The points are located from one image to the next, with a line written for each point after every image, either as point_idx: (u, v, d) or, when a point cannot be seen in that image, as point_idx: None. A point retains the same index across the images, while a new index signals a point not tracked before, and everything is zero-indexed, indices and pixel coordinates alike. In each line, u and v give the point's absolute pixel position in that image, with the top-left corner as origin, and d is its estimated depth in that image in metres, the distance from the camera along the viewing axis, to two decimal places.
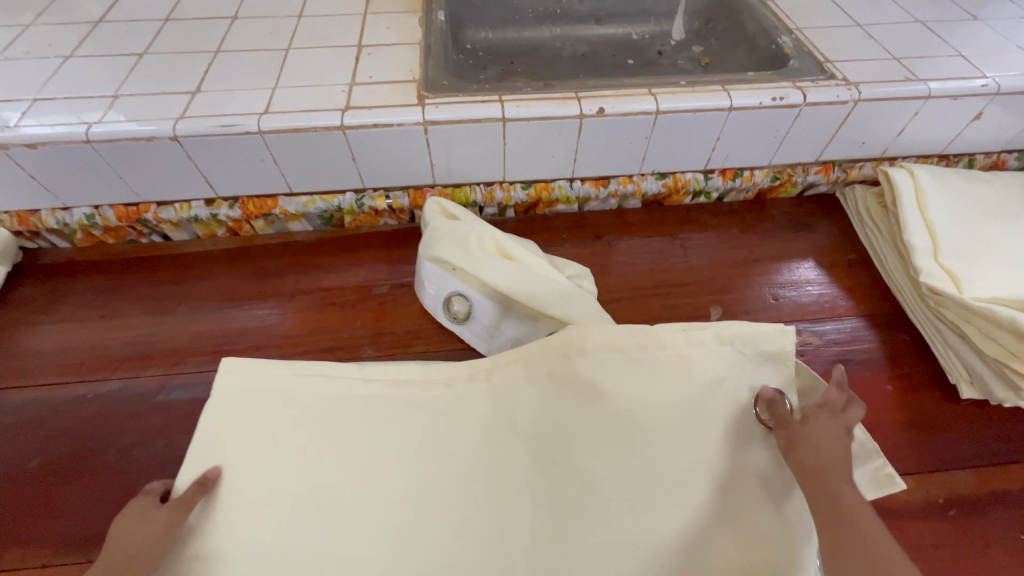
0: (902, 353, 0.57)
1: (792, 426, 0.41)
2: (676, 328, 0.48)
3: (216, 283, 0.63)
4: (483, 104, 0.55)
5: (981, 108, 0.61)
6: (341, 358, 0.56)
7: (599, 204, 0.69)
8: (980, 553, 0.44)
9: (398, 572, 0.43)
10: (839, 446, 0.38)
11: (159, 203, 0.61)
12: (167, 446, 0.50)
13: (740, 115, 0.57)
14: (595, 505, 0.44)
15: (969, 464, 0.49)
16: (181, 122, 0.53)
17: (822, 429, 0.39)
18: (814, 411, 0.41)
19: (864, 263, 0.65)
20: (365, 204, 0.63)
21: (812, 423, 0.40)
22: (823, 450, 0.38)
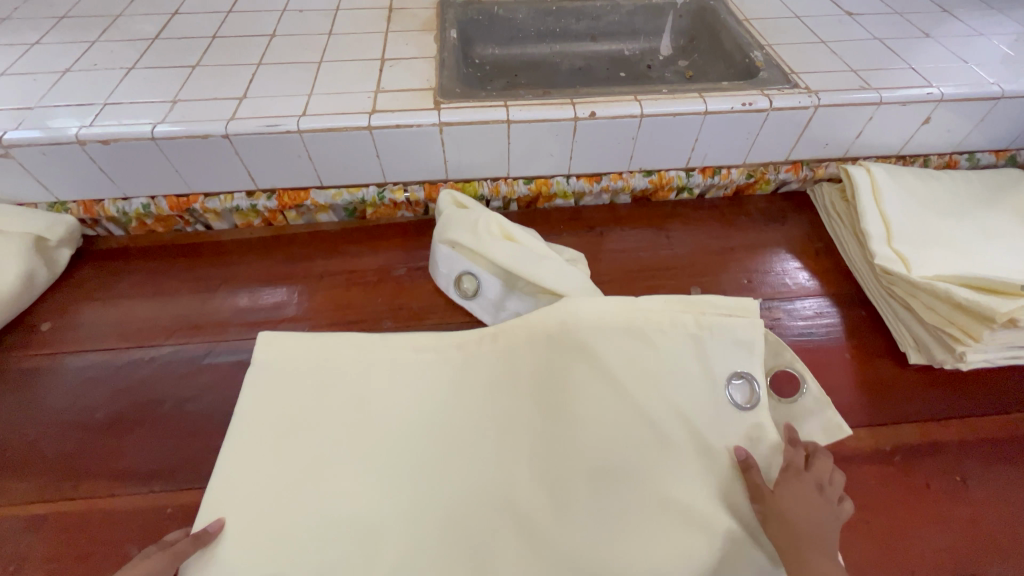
0: (859, 326, 0.64)
1: (764, 496, 0.45)
2: (657, 298, 0.55)
3: (253, 266, 0.71)
4: (491, 108, 0.64)
5: (928, 114, 0.69)
6: (364, 329, 0.64)
7: (593, 199, 0.77)
8: (921, 490, 0.51)
9: (412, 502, 0.48)
10: (813, 512, 0.43)
11: (206, 194, 0.69)
12: (214, 401, 0.58)
13: (715, 118, 0.66)
14: (589, 454, 0.49)
15: (914, 419, 0.56)
16: (232, 123, 0.62)
17: (793, 500, 0.44)
18: (783, 476, 0.46)
19: (829, 251, 0.72)
20: (386, 197, 0.71)
21: (786, 492, 0.44)
22: (800, 521, 0.43)
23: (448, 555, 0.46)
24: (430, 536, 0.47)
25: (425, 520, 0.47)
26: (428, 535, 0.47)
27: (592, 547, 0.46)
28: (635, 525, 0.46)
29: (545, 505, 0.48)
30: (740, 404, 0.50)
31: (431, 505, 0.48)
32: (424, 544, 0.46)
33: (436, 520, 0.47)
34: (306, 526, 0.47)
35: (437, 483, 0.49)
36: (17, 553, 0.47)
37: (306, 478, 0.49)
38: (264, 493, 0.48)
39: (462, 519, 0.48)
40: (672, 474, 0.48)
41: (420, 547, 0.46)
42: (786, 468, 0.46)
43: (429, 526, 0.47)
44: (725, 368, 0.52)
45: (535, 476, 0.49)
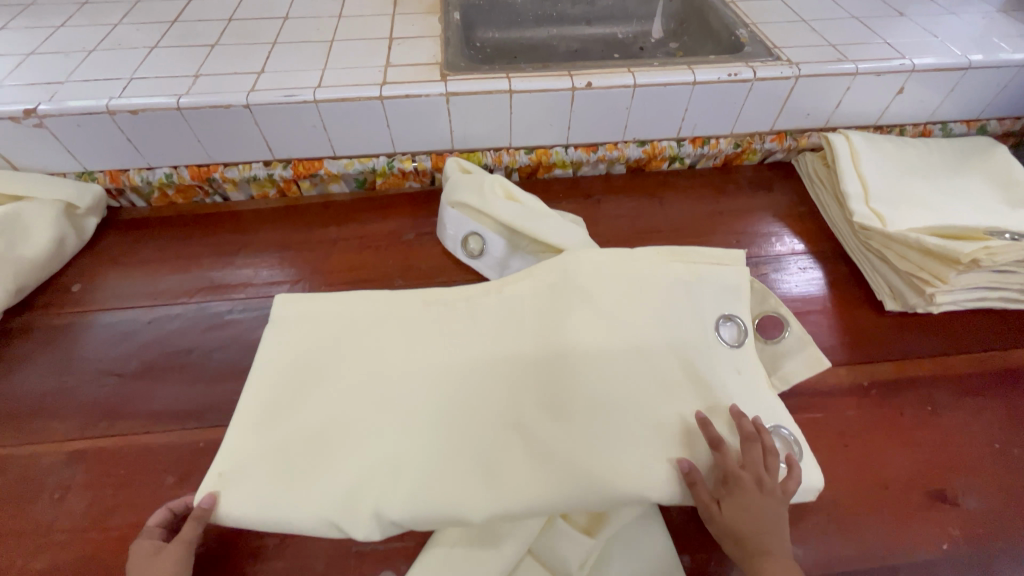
0: (839, 280, 0.69)
1: (713, 516, 0.46)
2: (652, 250, 0.60)
3: (270, 233, 0.75)
4: (494, 80, 0.68)
5: (902, 84, 0.74)
6: (378, 287, 0.68)
7: (590, 168, 0.81)
8: (896, 418, 0.55)
9: (422, 429, 0.51)
10: (760, 520, 0.45)
11: (225, 164, 0.73)
12: (239, 351, 0.62)
13: (703, 88, 0.70)
14: (591, 387, 0.52)
15: (889, 358, 0.60)
16: (252, 94, 0.66)
17: (740, 517, 0.45)
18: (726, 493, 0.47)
19: (812, 215, 0.77)
20: (395, 167, 0.76)
21: (732, 510, 0.46)
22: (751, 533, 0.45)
23: (462, 478, 0.48)
24: (442, 463, 0.49)
25: (437, 449, 0.50)
26: (441, 462, 0.49)
27: (597, 467, 0.48)
28: (635, 445, 0.49)
29: (545, 427, 0.51)
30: (728, 343, 0.55)
31: (443, 435, 0.51)
32: (438, 469, 0.49)
33: (448, 449, 0.50)
34: (326, 458, 0.50)
35: (448, 416, 0.52)
36: (62, 482, 0.51)
37: (326, 416, 0.52)
38: (287, 430, 0.52)
39: (472, 447, 0.50)
40: (669, 404, 0.52)
41: (433, 472, 0.49)
42: (729, 483, 0.46)
43: (442, 454, 0.50)
44: (715, 309, 0.57)
45: (541, 407, 0.52)
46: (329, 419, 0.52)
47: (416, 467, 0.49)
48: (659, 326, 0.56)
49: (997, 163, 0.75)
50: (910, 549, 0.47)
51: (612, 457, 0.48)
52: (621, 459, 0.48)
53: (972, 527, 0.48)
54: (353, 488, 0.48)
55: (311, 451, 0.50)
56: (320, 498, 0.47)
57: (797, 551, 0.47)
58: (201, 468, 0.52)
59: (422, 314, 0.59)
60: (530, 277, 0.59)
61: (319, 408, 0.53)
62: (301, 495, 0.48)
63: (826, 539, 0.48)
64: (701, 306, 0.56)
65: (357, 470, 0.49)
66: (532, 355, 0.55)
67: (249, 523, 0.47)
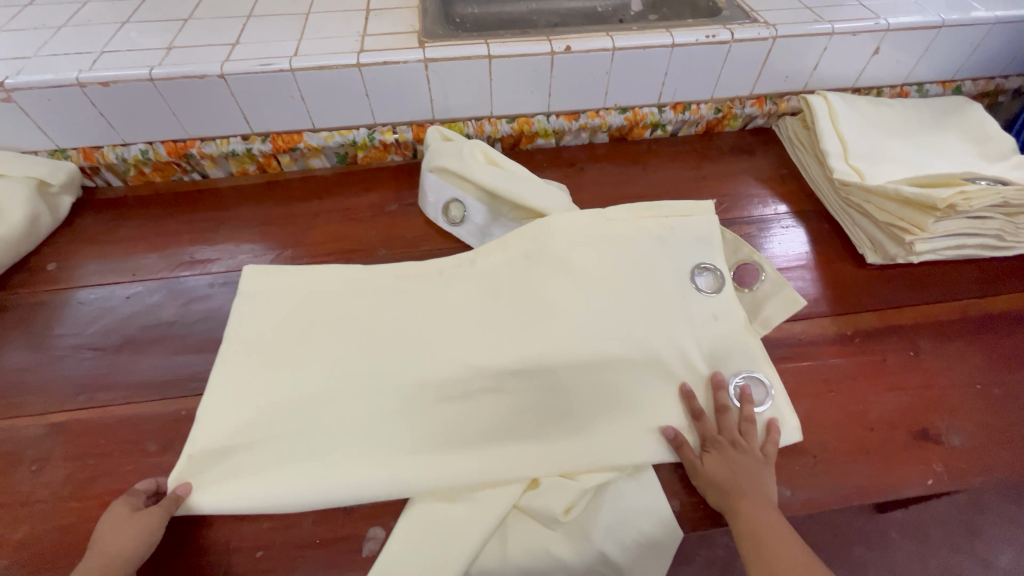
0: (821, 237, 0.69)
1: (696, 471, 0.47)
2: (629, 210, 0.61)
3: (251, 209, 0.74)
4: (472, 46, 0.68)
5: (877, 44, 0.75)
6: (362, 258, 0.68)
7: (573, 138, 0.81)
8: (879, 363, 0.56)
9: (404, 392, 0.52)
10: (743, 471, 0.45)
11: (202, 139, 0.72)
12: (221, 323, 0.61)
13: (683, 50, 0.70)
14: (574, 352, 0.53)
15: (872, 308, 0.61)
16: (226, 64, 0.65)
17: (723, 468, 0.46)
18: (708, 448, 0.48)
19: (793, 177, 0.78)
20: (376, 138, 0.75)
21: (714, 463, 0.46)
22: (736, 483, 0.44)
23: (451, 447, 0.49)
24: (431, 435, 0.50)
25: (425, 422, 0.50)
26: (430, 434, 0.50)
27: (579, 427, 0.50)
28: (614, 403, 0.51)
29: (526, 387, 0.52)
30: (707, 290, 0.57)
31: (431, 406, 0.51)
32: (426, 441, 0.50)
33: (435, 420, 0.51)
34: (313, 433, 0.50)
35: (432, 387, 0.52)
36: (41, 454, 0.50)
37: (309, 388, 0.52)
38: (269, 404, 0.51)
39: (460, 419, 0.51)
40: (650, 368, 0.53)
41: (424, 443, 0.49)
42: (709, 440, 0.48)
43: (431, 425, 0.50)
44: (690, 259, 0.59)
45: (523, 372, 0.52)
46: (312, 391, 0.52)
47: (406, 437, 0.50)
48: (636, 287, 0.57)
49: (972, 120, 0.76)
50: (896, 485, 0.48)
51: (596, 423, 0.50)
52: (602, 419, 0.50)
53: (956, 463, 0.49)
54: (345, 459, 0.48)
55: (296, 424, 0.50)
56: (310, 471, 0.48)
57: (786, 490, 0.47)
58: (184, 435, 0.52)
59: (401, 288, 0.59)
60: (509, 248, 0.60)
61: (302, 381, 0.52)
62: (290, 468, 0.48)
63: (813, 479, 0.48)
64: (677, 272, 0.58)
65: (346, 443, 0.49)
66: (514, 324, 0.55)
67: (233, 488, 0.47)
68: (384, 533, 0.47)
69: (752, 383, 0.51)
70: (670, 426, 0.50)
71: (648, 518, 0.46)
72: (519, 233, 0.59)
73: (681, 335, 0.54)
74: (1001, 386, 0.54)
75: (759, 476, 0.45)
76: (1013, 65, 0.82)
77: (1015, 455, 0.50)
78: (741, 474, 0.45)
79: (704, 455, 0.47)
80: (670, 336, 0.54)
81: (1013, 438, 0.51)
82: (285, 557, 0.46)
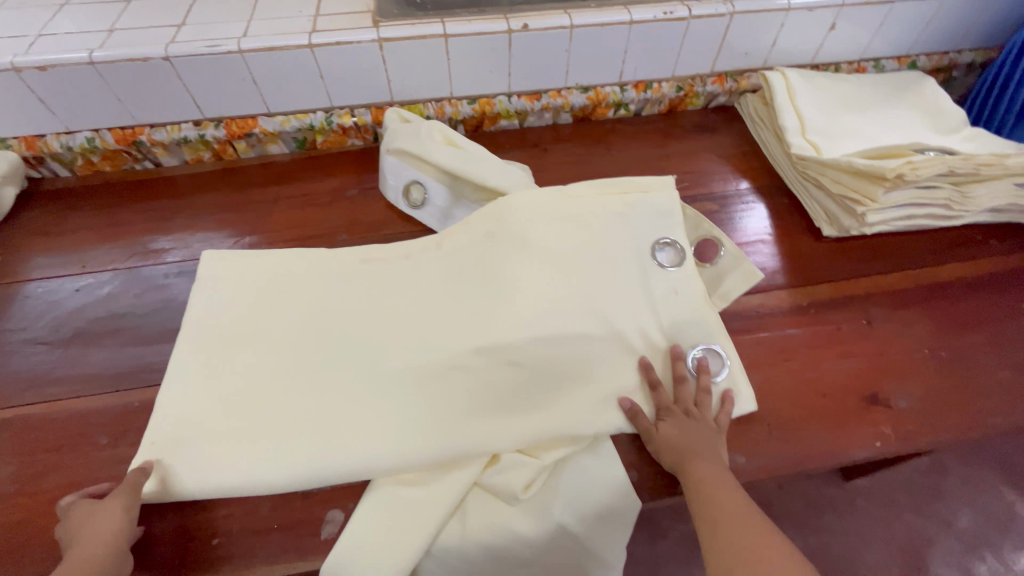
0: (779, 211, 0.70)
1: (651, 440, 0.48)
2: (589, 187, 0.60)
3: (206, 196, 0.72)
4: (427, 24, 0.66)
5: (833, 20, 0.75)
6: (321, 243, 0.67)
7: (536, 118, 0.80)
8: (833, 332, 0.57)
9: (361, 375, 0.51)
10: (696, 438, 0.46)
11: (152, 125, 0.70)
12: (175, 312, 0.60)
13: (641, 27, 0.70)
14: (533, 329, 0.52)
15: (827, 280, 0.62)
16: (171, 46, 0.62)
17: (677, 436, 0.46)
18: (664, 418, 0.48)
19: (754, 153, 0.79)
20: (334, 122, 0.73)
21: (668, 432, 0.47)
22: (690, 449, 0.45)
23: (405, 427, 0.48)
24: (386, 416, 0.49)
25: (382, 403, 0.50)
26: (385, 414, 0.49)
27: (537, 402, 0.50)
28: (572, 378, 0.51)
29: (484, 366, 0.51)
30: (667, 264, 0.57)
31: (388, 387, 0.51)
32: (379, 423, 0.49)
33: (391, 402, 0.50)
34: (266, 417, 0.49)
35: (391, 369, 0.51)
36: None
37: (265, 374, 0.51)
38: (225, 390, 0.50)
39: (415, 398, 0.50)
40: (606, 344, 0.53)
41: (378, 424, 0.48)
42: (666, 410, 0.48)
43: (386, 406, 0.50)
44: (651, 237, 0.59)
45: (481, 351, 0.52)
46: (268, 376, 0.51)
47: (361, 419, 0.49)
48: (596, 262, 0.56)
49: (925, 94, 0.77)
50: (847, 447, 0.49)
51: (553, 399, 0.50)
52: (560, 394, 0.50)
53: (904, 424, 0.50)
54: (296, 443, 0.47)
55: (250, 409, 0.49)
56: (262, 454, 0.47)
57: (741, 458, 0.48)
58: (138, 426, 0.51)
59: (361, 270, 0.58)
60: (469, 227, 0.59)
61: (258, 367, 0.51)
62: (239, 455, 0.47)
63: (768, 446, 0.49)
64: (639, 248, 0.58)
65: (300, 426, 0.48)
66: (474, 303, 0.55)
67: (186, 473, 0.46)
68: (343, 515, 0.47)
69: (710, 355, 0.52)
70: (627, 397, 0.50)
71: (606, 489, 0.47)
72: (480, 213, 0.59)
73: (639, 310, 0.55)
74: (949, 349, 0.56)
75: (712, 443, 0.46)
76: (964, 40, 0.83)
77: (959, 415, 0.52)
78: (695, 441, 0.46)
79: (659, 425, 0.48)
80: (628, 311, 0.54)
81: (958, 398, 0.53)
82: (244, 542, 0.46)
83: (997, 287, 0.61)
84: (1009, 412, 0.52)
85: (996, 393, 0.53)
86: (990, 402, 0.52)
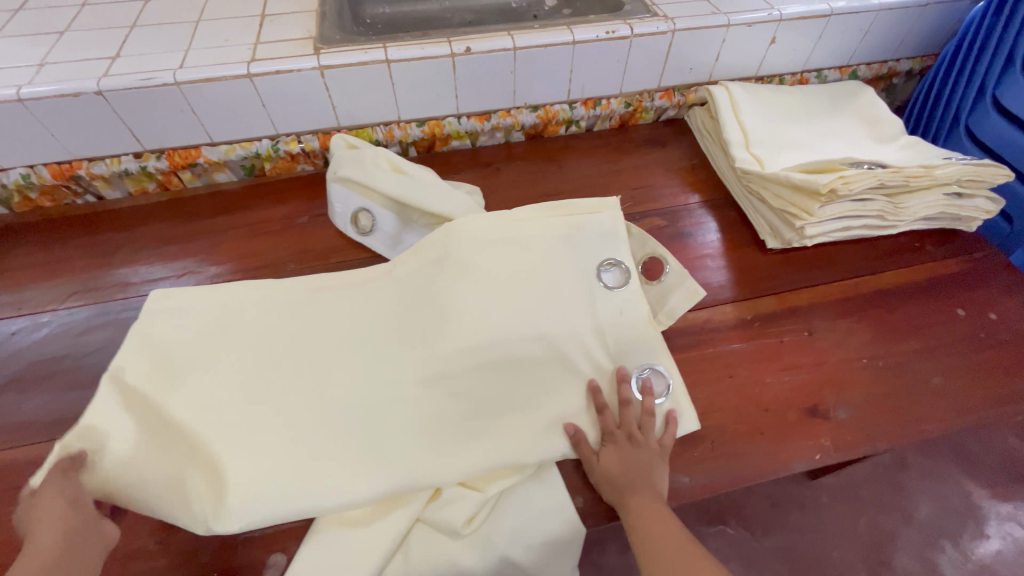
0: (727, 224, 0.71)
1: (593, 467, 0.48)
2: (534, 210, 0.60)
3: (151, 229, 0.71)
4: (369, 50, 0.66)
5: (773, 34, 0.77)
6: (269, 274, 0.66)
7: (488, 138, 0.81)
8: (776, 345, 0.58)
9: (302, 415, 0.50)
10: (636, 465, 0.47)
11: (90, 159, 0.68)
12: (116, 353, 0.58)
13: (584, 47, 0.71)
14: (481, 356, 0.52)
15: (771, 292, 0.63)
16: (104, 80, 0.61)
17: (618, 464, 0.47)
18: (607, 444, 0.49)
19: (703, 166, 0.80)
20: (281, 149, 0.73)
21: (609, 459, 0.48)
22: (630, 477, 0.46)
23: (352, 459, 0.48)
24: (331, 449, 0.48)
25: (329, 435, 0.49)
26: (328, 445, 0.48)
27: (483, 434, 0.50)
28: (519, 407, 0.52)
29: (429, 399, 0.51)
30: (612, 286, 0.57)
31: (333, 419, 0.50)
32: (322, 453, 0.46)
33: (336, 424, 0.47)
34: (205, 460, 0.46)
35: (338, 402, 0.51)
36: None
37: (203, 411, 0.48)
38: (163, 431, 0.47)
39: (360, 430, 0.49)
40: (552, 371, 0.53)
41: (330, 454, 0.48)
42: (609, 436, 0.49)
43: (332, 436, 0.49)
44: (597, 258, 0.59)
45: (426, 384, 0.51)
46: (205, 416, 0.48)
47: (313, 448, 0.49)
48: (542, 287, 0.56)
49: (864, 104, 0.80)
50: (786, 461, 0.50)
51: (499, 429, 0.50)
52: (506, 424, 0.50)
53: (842, 435, 0.52)
54: (238, 477, 0.45)
55: (189, 442, 0.47)
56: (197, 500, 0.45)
57: (684, 478, 0.49)
58: None
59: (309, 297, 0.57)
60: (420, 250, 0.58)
61: (193, 407, 0.49)
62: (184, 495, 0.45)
63: (710, 465, 0.50)
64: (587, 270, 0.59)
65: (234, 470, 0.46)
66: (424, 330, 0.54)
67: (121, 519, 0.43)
68: (285, 558, 0.47)
69: (654, 376, 0.52)
70: (571, 422, 0.51)
71: (551, 517, 0.47)
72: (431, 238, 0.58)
73: (584, 334, 0.55)
74: (886, 357, 0.57)
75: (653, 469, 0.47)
76: (901, 49, 0.86)
77: (895, 422, 0.53)
78: (635, 467, 0.47)
79: (601, 452, 0.48)
80: (574, 336, 0.54)
81: (895, 406, 0.54)
82: None
83: (933, 292, 0.63)
84: (944, 417, 0.53)
85: (930, 400, 0.54)
86: (925, 409, 0.54)
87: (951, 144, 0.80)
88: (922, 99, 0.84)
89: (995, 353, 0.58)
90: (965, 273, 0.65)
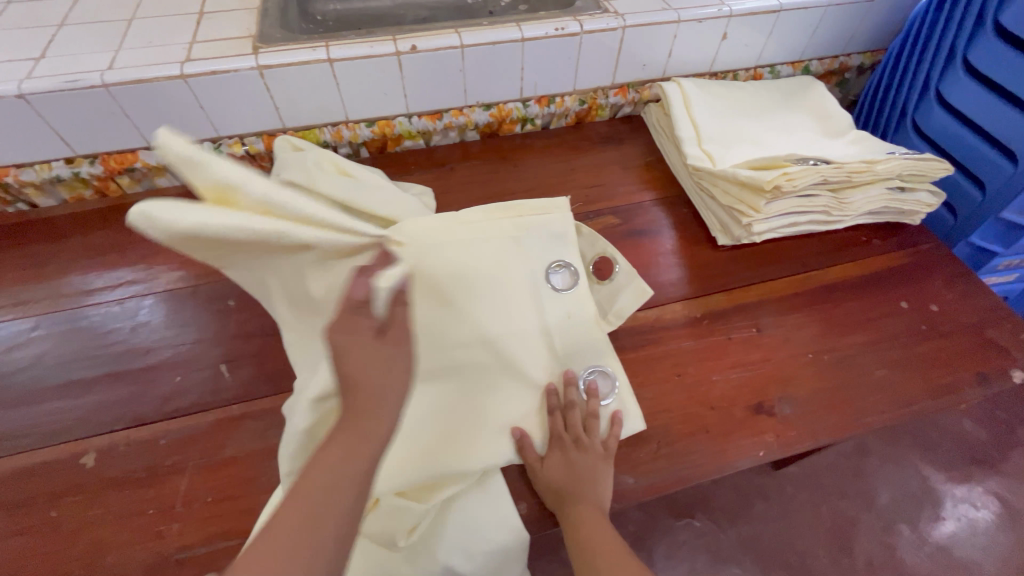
0: (680, 221, 0.71)
1: (538, 472, 0.48)
2: (482, 211, 0.59)
3: (87, 237, 0.68)
4: (310, 49, 0.64)
5: (724, 30, 0.77)
6: (211, 282, 0.64)
7: (441, 137, 0.79)
8: (723, 343, 0.58)
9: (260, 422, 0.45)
10: (580, 469, 0.47)
11: (18, 166, 0.65)
12: (46, 369, 0.56)
13: (534, 44, 0.70)
14: (441, 357, 0.52)
15: (722, 289, 0.63)
16: (25, 82, 0.58)
17: (562, 468, 0.47)
18: (552, 448, 0.49)
19: (658, 163, 0.80)
20: (224, 152, 0.70)
21: (554, 464, 0.47)
22: (572, 481, 0.46)
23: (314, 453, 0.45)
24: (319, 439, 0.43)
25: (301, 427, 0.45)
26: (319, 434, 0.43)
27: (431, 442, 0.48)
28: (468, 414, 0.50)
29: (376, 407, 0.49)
30: (562, 288, 0.57)
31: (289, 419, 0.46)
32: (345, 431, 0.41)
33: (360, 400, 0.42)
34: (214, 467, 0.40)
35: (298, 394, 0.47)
36: None
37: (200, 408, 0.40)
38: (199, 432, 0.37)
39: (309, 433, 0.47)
40: (499, 376, 0.52)
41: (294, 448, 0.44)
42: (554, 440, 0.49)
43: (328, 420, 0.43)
44: (546, 260, 0.59)
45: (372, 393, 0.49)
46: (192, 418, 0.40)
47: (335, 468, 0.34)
48: (492, 290, 0.55)
49: (815, 99, 0.81)
50: (731, 459, 0.50)
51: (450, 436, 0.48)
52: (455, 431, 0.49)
53: (786, 431, 0.52)
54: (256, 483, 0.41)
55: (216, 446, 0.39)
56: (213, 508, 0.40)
57: (629, 479, 0.49)
58: None
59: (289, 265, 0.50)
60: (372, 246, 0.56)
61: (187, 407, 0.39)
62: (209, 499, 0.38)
63: (655, 465, 0.50)
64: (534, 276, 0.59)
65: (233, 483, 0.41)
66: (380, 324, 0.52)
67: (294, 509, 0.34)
68: None
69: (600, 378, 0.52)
70: (518, 426, 0.50)
71: (495, 525, 0.47)
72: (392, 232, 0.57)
73: (533, 338, 0.54)
74: (831, 352, 0.58)
75: (597, 473, 0.47)
76: (851, 45, 0.87)
77: (838, 416, 0.54)
78: (579, 469, 0.47)
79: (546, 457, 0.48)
80: (523, 340, 0.54)
81: (839, 400, 0.55)
82: None
83: (878, 286, 0.64)
84: (886, 410, 0.54)
85: (873, 393, 0.55)
86: (867, 402, 0.55)
87: (900, 140, 0.81)
88: (871, 96, 0.85)
89: (936, 344, 0.59)
90: (910, 266, 0.66)
